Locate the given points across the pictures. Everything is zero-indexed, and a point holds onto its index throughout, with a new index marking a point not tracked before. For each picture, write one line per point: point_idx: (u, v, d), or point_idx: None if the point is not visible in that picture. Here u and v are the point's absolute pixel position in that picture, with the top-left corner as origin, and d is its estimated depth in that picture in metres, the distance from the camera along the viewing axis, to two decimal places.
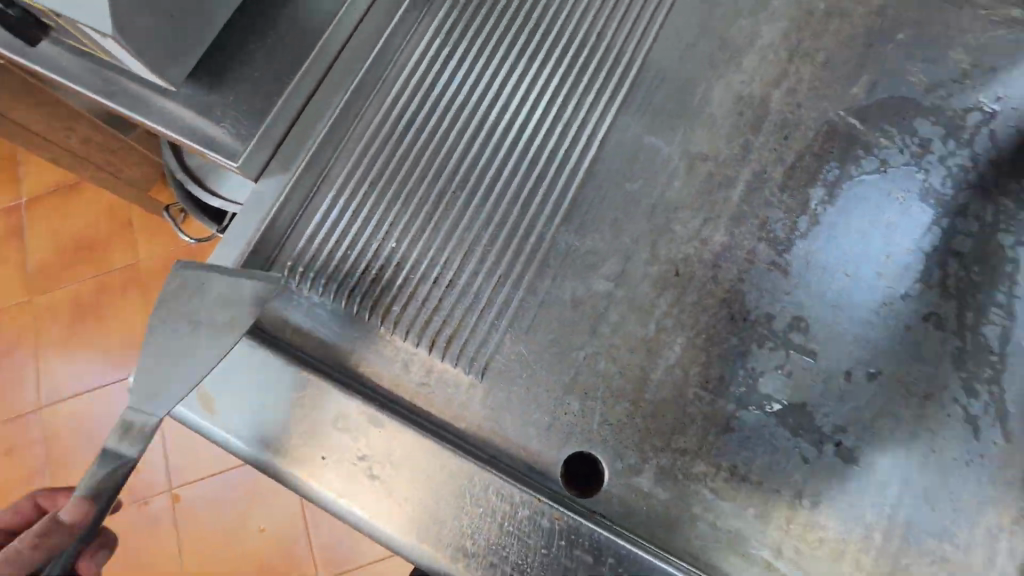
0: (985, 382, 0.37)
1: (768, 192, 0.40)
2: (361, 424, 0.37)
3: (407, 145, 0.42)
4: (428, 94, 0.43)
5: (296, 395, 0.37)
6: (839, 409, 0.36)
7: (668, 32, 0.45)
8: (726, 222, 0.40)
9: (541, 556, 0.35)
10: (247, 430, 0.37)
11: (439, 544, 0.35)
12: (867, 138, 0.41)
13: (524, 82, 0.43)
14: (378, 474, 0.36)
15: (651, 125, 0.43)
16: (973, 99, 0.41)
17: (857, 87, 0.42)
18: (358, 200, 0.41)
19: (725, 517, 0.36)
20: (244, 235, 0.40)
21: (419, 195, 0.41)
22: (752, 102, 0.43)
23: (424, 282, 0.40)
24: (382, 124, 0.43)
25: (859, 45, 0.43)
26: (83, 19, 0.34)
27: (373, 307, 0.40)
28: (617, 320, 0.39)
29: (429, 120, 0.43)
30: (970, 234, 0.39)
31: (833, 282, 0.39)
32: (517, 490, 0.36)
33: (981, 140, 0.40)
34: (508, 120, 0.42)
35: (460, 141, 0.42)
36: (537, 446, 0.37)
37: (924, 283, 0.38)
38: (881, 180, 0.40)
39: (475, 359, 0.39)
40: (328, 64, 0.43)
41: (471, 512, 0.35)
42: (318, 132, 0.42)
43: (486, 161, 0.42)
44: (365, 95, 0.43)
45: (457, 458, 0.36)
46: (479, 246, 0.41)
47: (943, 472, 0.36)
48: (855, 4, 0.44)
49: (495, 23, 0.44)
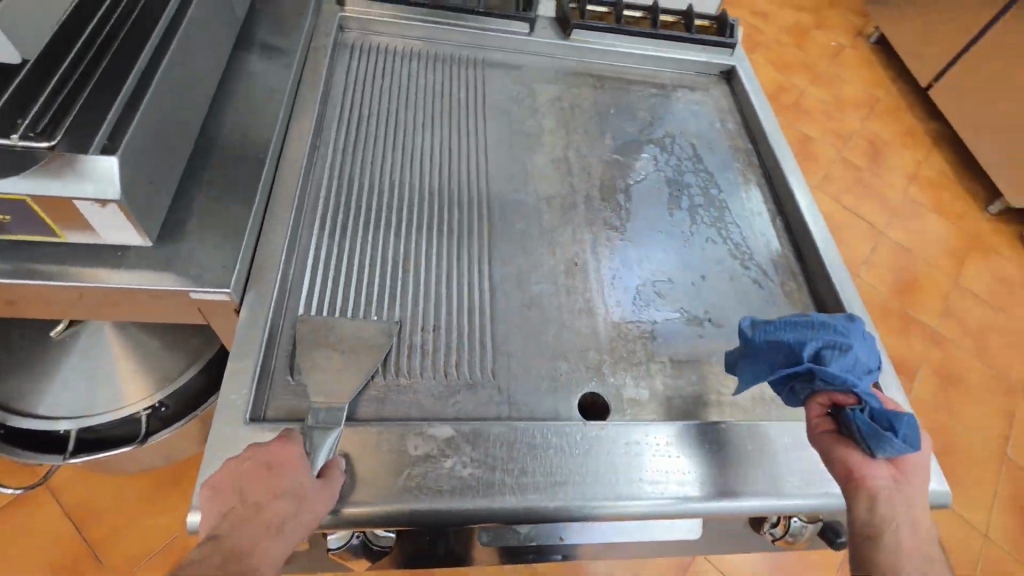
0: (749, 258, 0.63)
1: (594, 204, 0.64)
2: (438, 438, 0.43)
3: (351, 254, 0.54)
4: (349, 217, 0.56)
5: (368, 445, 0.42)
6: (698, 301, 0.58)
7: (490, 137, 0.67)
8: (582, 227, 0.61)
9: (610, 458, 0.44)
10: (355, 490, 0.40)
11: (542, 491, 0.42)
12: (624, 163, 0.68)
13: (412, 190, 0.60)
14: (473, 466, 0.42)
15: (510, 188, 0.63)
16: (659, 133, 0.72)
17: (605, 141, 0.70)
18: (332, 303, 0.50)
19: (682, 389, 0.52)
20: (257, 356, 0.45)
21: (379, 282, 0.52)
22: (559, 159, 0.67)
23: (415, 337, 0.50)
24: (323, 247, 0.53)
25: (593, 119, 0.72)
26: (93, 192, 0.39)
27: (388, 366, 0.48)
28: (557, 305, 0.55)
29: (359, 233, 0.55)
30: (698, 192, 0.67)
31: (655, 239, 0.62)
32: (566, 425, 0.45)
33: (674, 149, 0.71)
34: (416, 216, 0.58)
35: (388, 239, 0.55)
36: (554, 404, 0.49)
37: (694, 222, 0.64)
38: (645, 181, 0.67)
39: (481, 368, 0.50)
40: (261, 216, 0.53)
41: (545, 457, 0.43)
42: (275, 264, 0.50)
43: (414, 245, 0.56)
44: (300, 229, 0.53)
45: (516, 426, 0.45)
46: (441, 298, 0.53)
47: (763, 311, 0.59)
48: (580, 102, 0.74)
49: (372, 161, 0.60)
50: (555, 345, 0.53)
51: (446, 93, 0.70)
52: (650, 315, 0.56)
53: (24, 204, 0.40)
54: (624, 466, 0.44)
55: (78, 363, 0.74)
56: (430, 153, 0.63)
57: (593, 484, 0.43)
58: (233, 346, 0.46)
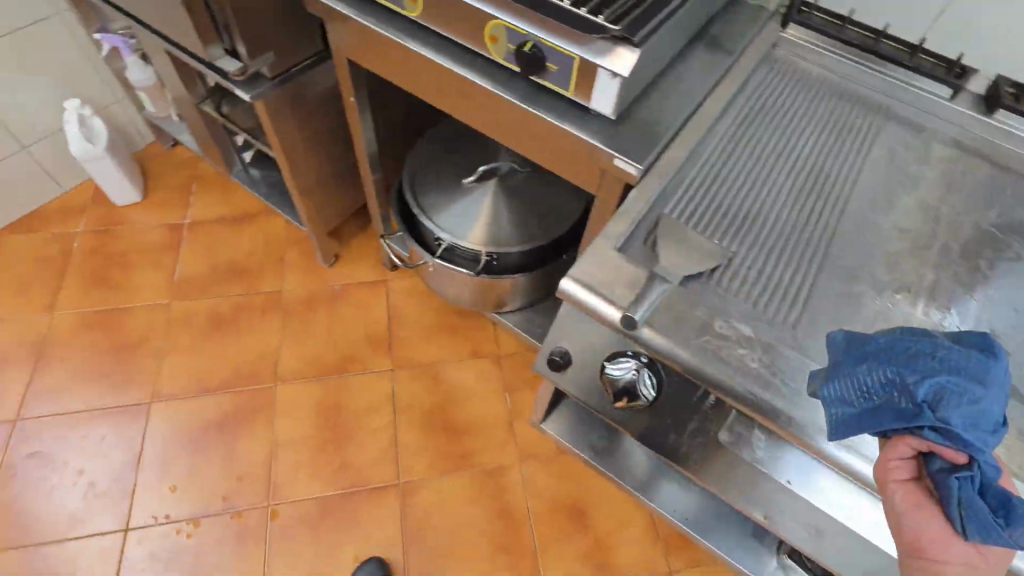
0: None
1: (953, 252, 0.65)
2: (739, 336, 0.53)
3: (719, 196, 0.65)
4: (726, 172, 0.68)
5: (689, 310, 0.55)
6: None
7: (870, 161, 0.72)
8: (932, 264, 0.63)
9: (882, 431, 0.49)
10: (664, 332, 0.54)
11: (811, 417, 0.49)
12: (1002, 235, 0.67)
13: (784, 175, 0.69)
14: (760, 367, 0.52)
15: (873, 206, 0.68)
16: None
17: (990, 209, 0.69)
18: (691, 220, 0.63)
19: None
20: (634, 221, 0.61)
21: (733, 223, 0.63)
22: (931, 204, 0.69)
23: (746, 271, 0.59)
24: (701, 181, 0.66)
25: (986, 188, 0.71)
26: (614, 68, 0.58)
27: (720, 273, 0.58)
28: (879, 308, 0.59)
29: (731, 185, 0.67)
30: None
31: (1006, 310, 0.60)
32: None
33: None
34: (780, 194, 0.67)
35: (751, 199, 0.66)
36: None
37: None
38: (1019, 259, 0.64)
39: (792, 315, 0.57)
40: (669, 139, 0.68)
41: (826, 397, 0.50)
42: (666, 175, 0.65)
43: (769, 212, 0.65)
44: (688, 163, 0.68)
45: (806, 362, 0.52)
46: (777, 257, 0.61)
47: None
48: (975, 169, 0.74)
49: (760, 143, 0.72)
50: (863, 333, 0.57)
51: (843, 118, 0.77)
52: None
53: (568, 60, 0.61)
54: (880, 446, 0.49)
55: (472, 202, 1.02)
56: (810, 151, 0.72)
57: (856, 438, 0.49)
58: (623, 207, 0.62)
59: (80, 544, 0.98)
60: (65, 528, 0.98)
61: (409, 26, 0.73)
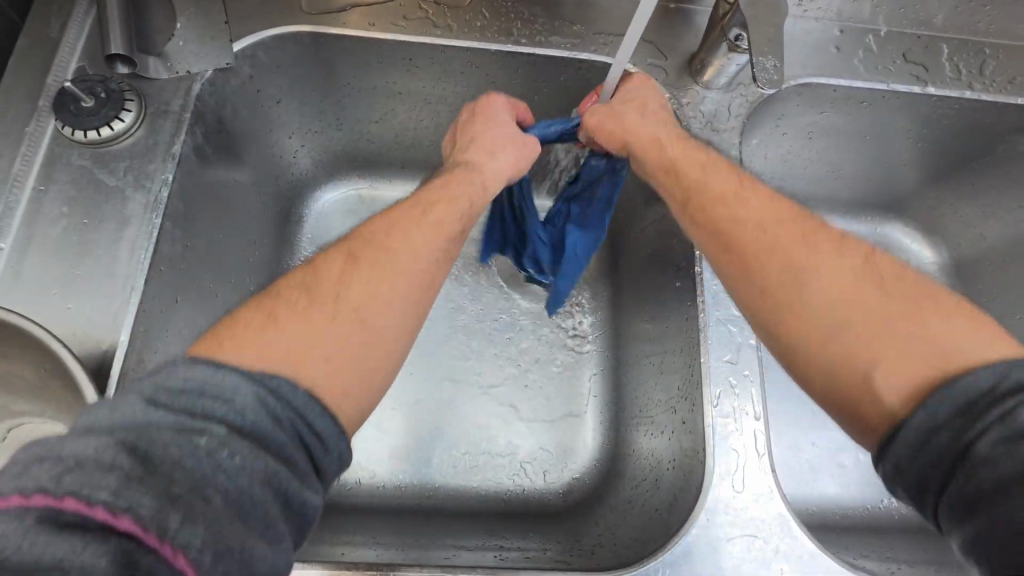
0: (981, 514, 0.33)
1: (762, 473, 0.51)
2: (740, 437, 0.53)
3: (707, 424, 0.53)
4: (733, 412, 0.54)
5: (719, 407, 0.54)
6: (759, 507, 0.50)
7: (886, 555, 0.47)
8: (761, 490, 0.51)
9: (766, 463, 0.52)
10: (701, 497, 0.51)
11: (687, 458, 0.56)
12: (766, 489, 0.51)
13: (749, 417, 0.54)
14: (746, 502, 0.50)
15: (736, 446, 0.52)
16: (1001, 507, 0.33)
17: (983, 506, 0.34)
18: (751, 401, 0.54)
19: (749, 448, 0.52)
20: (706, 411, 0.54)
21: (733, 408, 0.54)
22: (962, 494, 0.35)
23: (717, 511, 0.50)
24: (734, 397, 0.54)
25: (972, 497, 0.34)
26: (731, 514, 0.50)
27: (766, 464, 0.52)
28: (722, 465, 0.52)
29: (764, 416, 0.54)
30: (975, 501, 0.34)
31: (777, 488, 0.51)
32: (753, 499, 0.50)
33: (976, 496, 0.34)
34: (731, 370, 0.55)
35: (748, 413, 0.54)
36: (781, 504, 0.50)
37: (753, 532, 0.49)
38: (802, 534, 0.49)
39: (708, 404, 0.54)
40: (742, 467, 0.52)
41: (741, 507, 0.50)
42: (759, 484, 0.51)
43: (742, 397, 0.54)
44: (756, 401, 0.54)
45: (762, 497, 0.50)
46: (735, 432, 0.53)
47: (756, 455, 0.52)
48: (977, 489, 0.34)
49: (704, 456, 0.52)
50: (757, 427, 0.53)
51: (754, 511, 0.50)
52: (765, 455, 0.52)
53: (764, 456, 0.52)
54: (731, 431, 0.53)
55: (740, 386, 0.55)
56: (768, 471, 0.51)
57: (708, 465, 0.52)
58: (720, 433, 0.53)
59: (501, 422, 0.76)
60: (712, 297, 0.59)
61: (719, 366, 0.56)
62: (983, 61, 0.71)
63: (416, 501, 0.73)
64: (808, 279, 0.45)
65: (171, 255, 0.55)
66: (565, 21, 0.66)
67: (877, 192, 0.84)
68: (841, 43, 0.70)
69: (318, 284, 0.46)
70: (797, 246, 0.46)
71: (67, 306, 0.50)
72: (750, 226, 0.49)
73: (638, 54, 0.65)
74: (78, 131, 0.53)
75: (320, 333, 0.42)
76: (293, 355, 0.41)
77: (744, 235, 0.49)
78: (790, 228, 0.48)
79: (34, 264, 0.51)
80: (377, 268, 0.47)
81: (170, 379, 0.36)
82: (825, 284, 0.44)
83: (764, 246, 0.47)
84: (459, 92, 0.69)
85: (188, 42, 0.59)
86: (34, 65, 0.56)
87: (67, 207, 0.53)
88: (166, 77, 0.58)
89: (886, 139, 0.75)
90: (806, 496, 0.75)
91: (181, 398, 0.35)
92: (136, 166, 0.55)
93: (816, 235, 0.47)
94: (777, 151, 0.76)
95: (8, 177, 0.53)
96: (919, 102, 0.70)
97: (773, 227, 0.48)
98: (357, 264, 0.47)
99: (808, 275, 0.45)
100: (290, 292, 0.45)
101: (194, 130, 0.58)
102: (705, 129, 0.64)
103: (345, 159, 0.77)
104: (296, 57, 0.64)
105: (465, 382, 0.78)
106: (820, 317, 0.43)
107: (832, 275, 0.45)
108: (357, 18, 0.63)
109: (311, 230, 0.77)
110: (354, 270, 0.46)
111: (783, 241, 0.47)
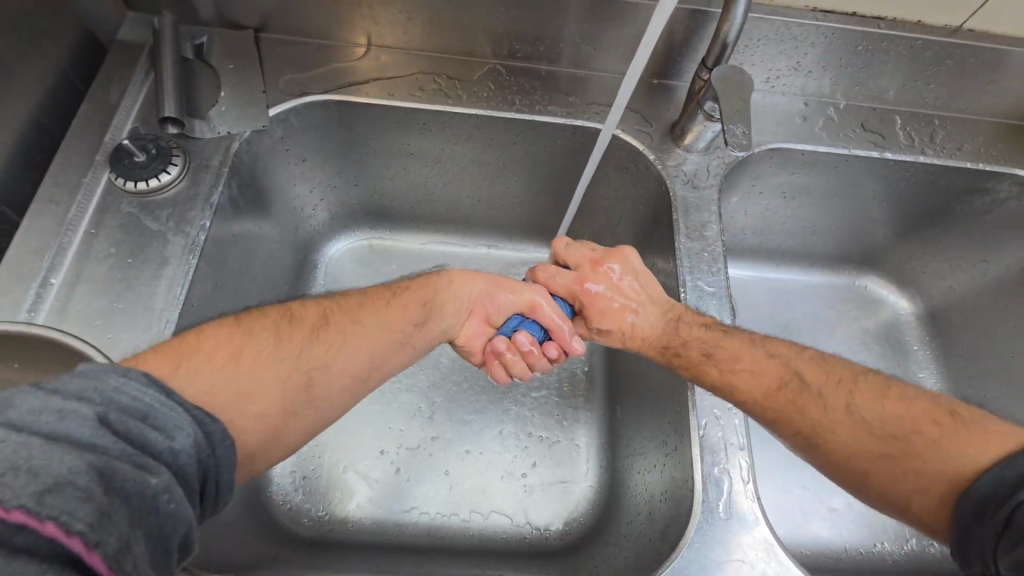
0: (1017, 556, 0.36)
1: (748, 501, 0.54)
2: (726, 467, 0.56)
3: (695, 455, 0.57)
4: (719, 443, 0.57)
5: (706, 438, 0.58)
6: (746, 534, 0.53)
7: None
8: (746, 517, 0.54)
9: (750, 492, 0.55)
10: (690, 524, 0.53)
11: (678, 489, 0.59)
12: (750, 516, 0.54)
13: (734, 448, 0.57)
14: (732, 528, 0.53)
15: (722, 475, 0.56)
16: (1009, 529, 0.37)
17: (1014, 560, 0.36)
18: (737, 433, 0.58)
19: (734, 478, 0.56)
20: (695, 441, 0.58)
21: (718, 439, 0.58)
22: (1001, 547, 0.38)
23: (706, 537, 0.53)
24: (720, 429, 0.58)
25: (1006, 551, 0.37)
26: (719, 541, 0.53)
27: (752, 494, 0.55)
28: (709, 493, 0.55)
29: (748, 447, 0.57)
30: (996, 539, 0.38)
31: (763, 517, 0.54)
32: (739, 527, 0.53)
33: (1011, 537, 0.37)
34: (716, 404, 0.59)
35: (734, 444, 0.57)
36: (766, 533, 0.53)
37: (740, 559, 0.52)
38: (788, 562, 0.52)
39: (697, 436, 0.58)
40: (728, 496, 0.55)
41: (729, 533, 0.53)
42: (745, 513, 0.54)
43: (728, 428, 0.58)
44: (739, 432, 0.58)
45: (747, 524, 0.53)
46: (722, 463, 0.56)
47: (741, 483, 0.55)
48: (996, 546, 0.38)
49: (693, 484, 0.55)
50: (741, 456, 0.57)
51: (741, 539, 0.53)
52: (750, 484, 0.55)
53: (749, 486, 0.55)
54: (718, 462, 0.56)
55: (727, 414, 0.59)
56: (753, 500, 0.54)
57: (697, 493, 0.55)
58: (708, 462, 0.56)
59: (502, 459, 0.79)
60: None
61: (707, 401, 0.60)
62: (933, 130, 0.80)
63: (417, 538, 0.74)
64: (808, 403, 0.53)
65: (202, 290, 0.60)
66: (561, 93, 0.75)
67: (851, 247, 0.91)
68: (806, 114, 0.79)
69: (305, 326, 0.53)
70: (852, 412, 0.51)
71: (108, 336, 0.54)
72: (775, 379, 0.56)
73: (627, 121, 0.74)
74: (129, 182, 0.60)
75: (264, 393, 0.47)
76: (224, 399, 0.45)
77: (797, 411, 0.53)
78: (871, 410, 0.50)
79: (80, 298, 0.56)
80: (342, 327, 0.54)
81: (114, 398, 0.36)
82: (902, 429, 0.48)
83: (801, 409, 0.53)
84: (466, 153, 0.77)
85: (229, 107, 0.68)
86: (94, 124, 0.64)
87: (114, 248, 0.59)
88: (208, 136, 0.65)
89: (853, 198, 0.83)
90: (801, 541, 0.76)
91: (128, 421, 0.35)
92: (178, 213, 0.61)
93: (878, 406, 0.50)
94: (755, 208, 0.84)
95: (63, 220, 0.59)
96: (879, 165, 0.78)
97: (841, 407, 0.51)
98: (330, 325, 0.54)
99: (886, 455, 0.48)
100: (255, 337, 0.49)
101: (230, 183, 0.65)
102: (687, 186, 0.71)
103: (360, 211, 0.84)
104: (323, 122, 0.72)
105: (455, 443, 0.79)
106: (881, 450, 0.48)
107: (855, 417, 0.50)
108: (379, 88, 0.72)
109: (325, 275, 0.83)
110: (321, 330, 0.53)
111: (764, 374, 0.56)
